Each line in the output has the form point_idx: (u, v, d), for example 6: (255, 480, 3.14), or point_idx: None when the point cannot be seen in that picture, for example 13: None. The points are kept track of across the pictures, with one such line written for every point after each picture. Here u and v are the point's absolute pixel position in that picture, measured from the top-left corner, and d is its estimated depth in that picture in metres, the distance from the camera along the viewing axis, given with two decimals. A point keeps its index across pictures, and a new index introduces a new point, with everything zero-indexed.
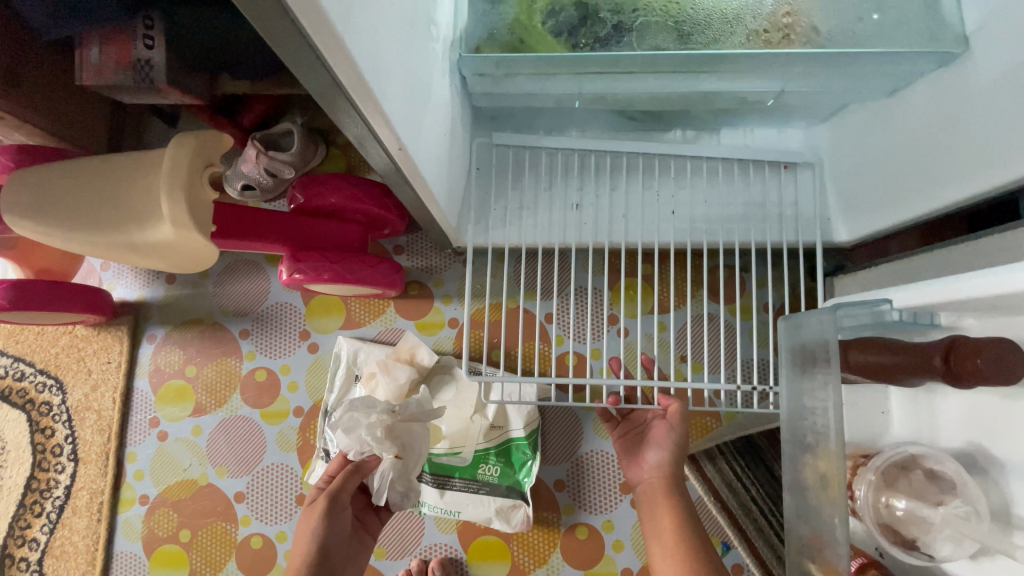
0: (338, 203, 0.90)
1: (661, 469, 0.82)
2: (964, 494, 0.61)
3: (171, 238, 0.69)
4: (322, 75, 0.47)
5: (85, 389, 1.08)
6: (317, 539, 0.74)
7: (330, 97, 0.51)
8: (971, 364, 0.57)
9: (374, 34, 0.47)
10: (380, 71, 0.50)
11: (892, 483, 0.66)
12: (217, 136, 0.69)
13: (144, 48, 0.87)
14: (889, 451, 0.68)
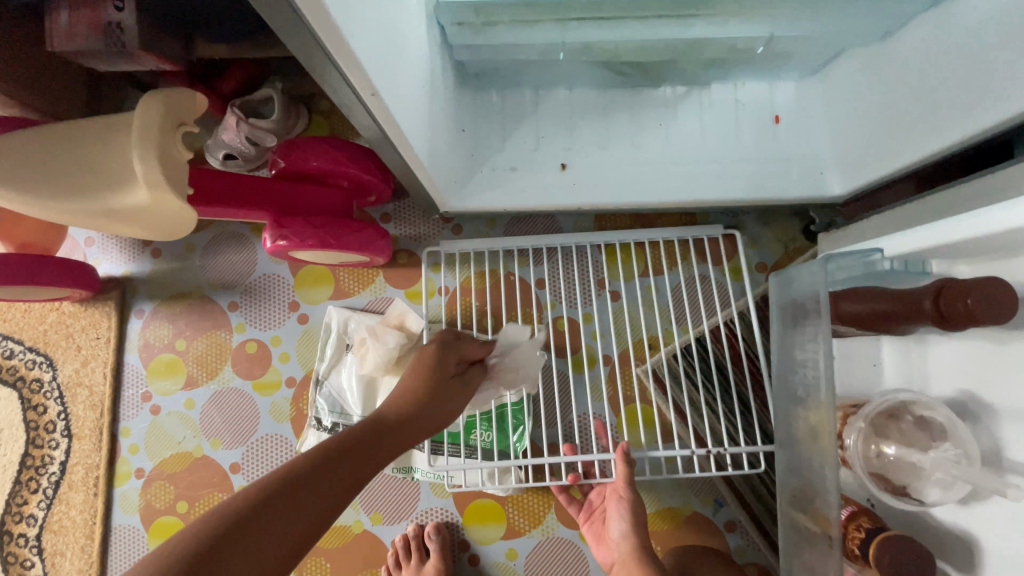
0: (321, 167, 0.88)
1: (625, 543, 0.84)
2: (954, 438, 0.61)
3: (148, 201, 0.67)
4: (291, 20, 0.45)
5: (75, 365, 1.08)
6: (353, 439, 0.65)
7: (302, 44, 0.49)
8: (961, 305, 0.55)
9: None
10: (353, 10, 0.48)
11: (883, 431, 0.66)
12: (188, 94, 0.67)
13: (114, 10, 0.83)
14: (877, 399, 0.67)
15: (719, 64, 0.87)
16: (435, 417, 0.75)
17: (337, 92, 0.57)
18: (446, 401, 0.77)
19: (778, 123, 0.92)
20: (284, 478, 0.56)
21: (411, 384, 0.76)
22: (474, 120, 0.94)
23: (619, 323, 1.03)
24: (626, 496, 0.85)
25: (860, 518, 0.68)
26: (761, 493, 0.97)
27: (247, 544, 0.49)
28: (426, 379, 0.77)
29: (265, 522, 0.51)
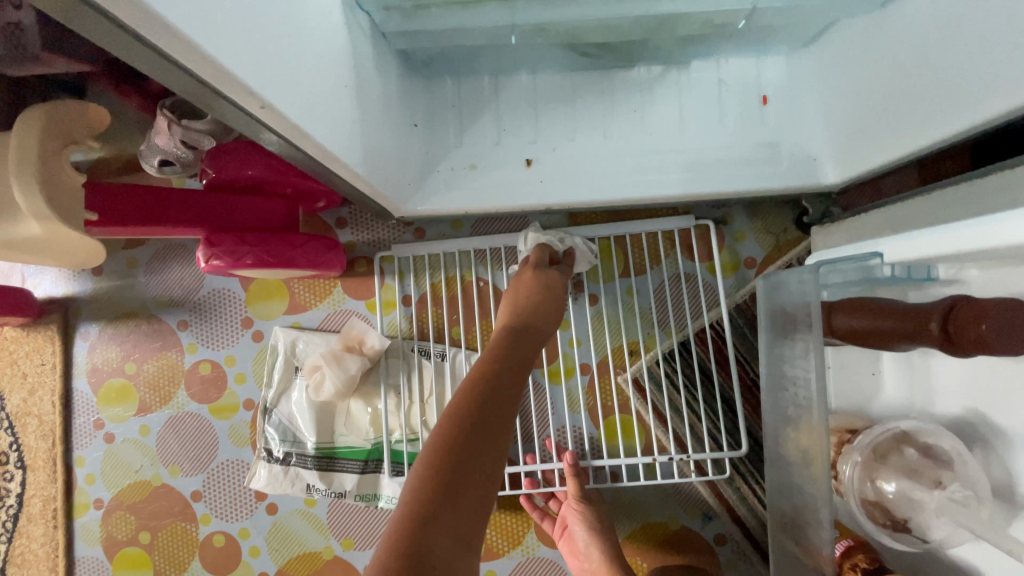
0: (258, 175, 0.79)
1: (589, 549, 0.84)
2: (962, 474, 0.54)
3: (41, 234, 0.60)
4: (140, 47, 0.36)
5: (23, 394, 1.01)
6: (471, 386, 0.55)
7: (155, 63, 0.38)
8: (974, 330, 0.47)
9: None
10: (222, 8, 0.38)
11: (883, 459, 0.59)
12: (77, 106, 0.59)
13: (11, 8, 0.72)
14: (877, 429, 0.60)
15: (697, 40, 0.77)
16: (537, 320, 0.71)
17: (228, 116, 0.47)
18: (549, 313, 0.73)
19: (767, 104, 0.82)
20: (472, 418, 0.50)
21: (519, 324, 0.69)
22: (427, 114, 0.84)
23: (598, 329, 0.95)
24: (580, 509, 0.86)
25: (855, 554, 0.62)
26: (752, 504, 0.92)
27: (470, 480, 0.45)
28: (539, 298, 0.73)
29: (464, 458, 0.47)
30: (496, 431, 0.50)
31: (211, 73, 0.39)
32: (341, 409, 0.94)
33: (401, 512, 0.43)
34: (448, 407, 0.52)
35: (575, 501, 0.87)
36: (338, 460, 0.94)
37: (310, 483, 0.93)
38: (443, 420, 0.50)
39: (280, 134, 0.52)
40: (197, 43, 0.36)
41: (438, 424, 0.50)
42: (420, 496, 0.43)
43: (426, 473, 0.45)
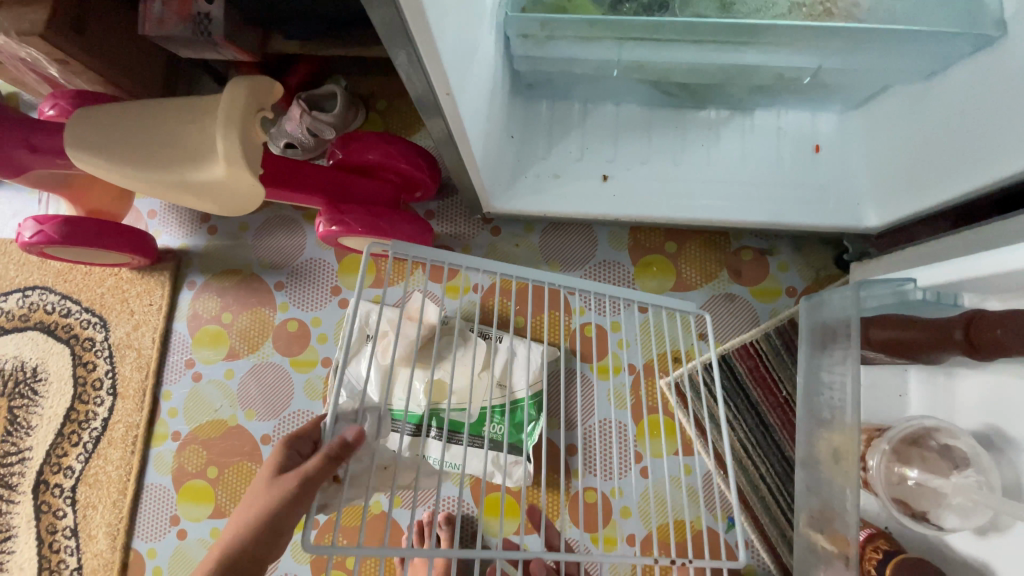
0: (375, 160, 0.93)
1: None
2: (975, 465, 0.63)
3: (223, 177, 0.74)
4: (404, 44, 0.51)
5: (127, 328, 1.14)
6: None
7: (390, 42, 0.51)
8: (992, 334, 0.60)
9: None
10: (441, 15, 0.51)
11: (906, 454, 0.67)
12: (271, 83, 0.73)
13: (204, 1, 0.91)
14: (902, 424, 0.68)
15: (765, 91, 0.91)
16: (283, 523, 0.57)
17: (415, 91, 0.60)
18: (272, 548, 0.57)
19: (818, 153, 0.94)
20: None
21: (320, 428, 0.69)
22: (525, 129, 0.98)
23: (646, 335, 1.05)
24: None
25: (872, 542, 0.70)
26: (776, 516, 0.98)
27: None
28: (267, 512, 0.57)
29: None
30: (284, 515, 0.57)
31: (428, 58, 0.53)
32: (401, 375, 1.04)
33: None
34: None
35: None
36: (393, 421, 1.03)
37: None
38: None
39: (441, 116, 0.65)
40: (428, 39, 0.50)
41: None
42: None
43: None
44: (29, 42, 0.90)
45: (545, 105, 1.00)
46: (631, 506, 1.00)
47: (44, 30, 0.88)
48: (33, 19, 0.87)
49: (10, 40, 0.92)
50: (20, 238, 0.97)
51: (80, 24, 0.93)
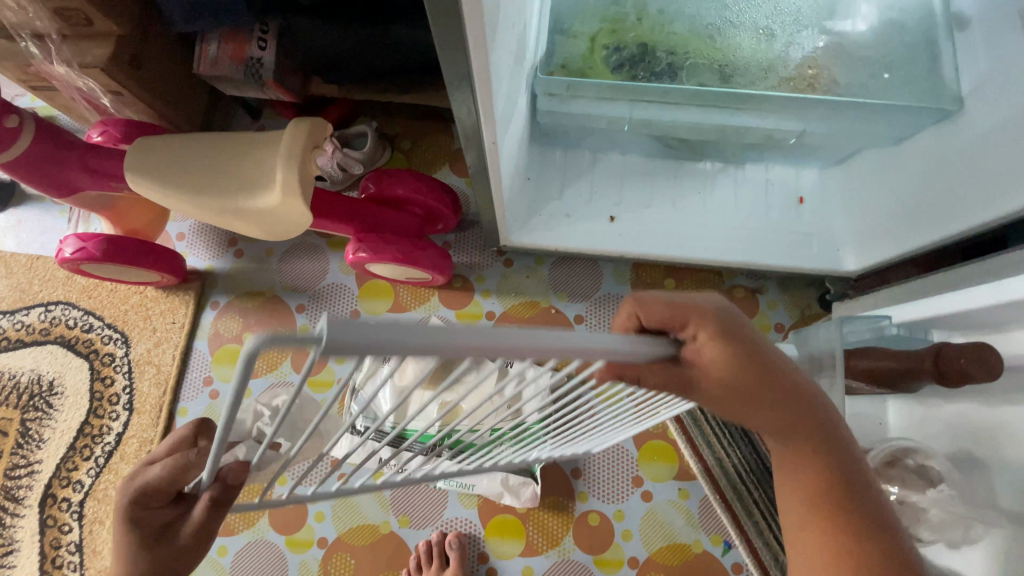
0: (404, 194, 1.04)
1: None
2: (948, 482, 0.71)
3: (275, 206, 0.82)
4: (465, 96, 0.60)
5: (148, 345, 1.18)
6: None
7: (454, 98, 0.61)
8: (957, 363, 0.70)
9: (499, 50, 0.60)
10: (497, 78, 0.61)
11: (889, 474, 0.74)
12: (327, 125, 0.82)
13: (257, 48, 1.00)
14: (883, 446, 0.75)
15: (755, 148, 1.02)
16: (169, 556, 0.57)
17: (464, 136, 0.70)
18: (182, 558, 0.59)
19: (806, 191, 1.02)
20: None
21: (164, 476, 0.54)
22: (540, 172, 1.08)
23: None
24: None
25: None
26: None
27: None
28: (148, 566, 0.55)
29: None
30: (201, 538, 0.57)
31: (485, 111, 0.62)
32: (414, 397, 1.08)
33: None
34: None
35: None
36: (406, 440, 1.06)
37: (382, 457, 1.06)
38: None
39: (483, 158, 0.74)
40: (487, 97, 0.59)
41: None
42: None
43: None
44: (92, 75, 0.98)
45: (558, 151, 1.10)
46: (632, 529, 1.04)
47: (107, 64, 0.96)
48: (97, 54, 0.96)
49: (72, 72, 0.99)
50: (61, 255, 1.03)
51: (138, 61, 1.01)
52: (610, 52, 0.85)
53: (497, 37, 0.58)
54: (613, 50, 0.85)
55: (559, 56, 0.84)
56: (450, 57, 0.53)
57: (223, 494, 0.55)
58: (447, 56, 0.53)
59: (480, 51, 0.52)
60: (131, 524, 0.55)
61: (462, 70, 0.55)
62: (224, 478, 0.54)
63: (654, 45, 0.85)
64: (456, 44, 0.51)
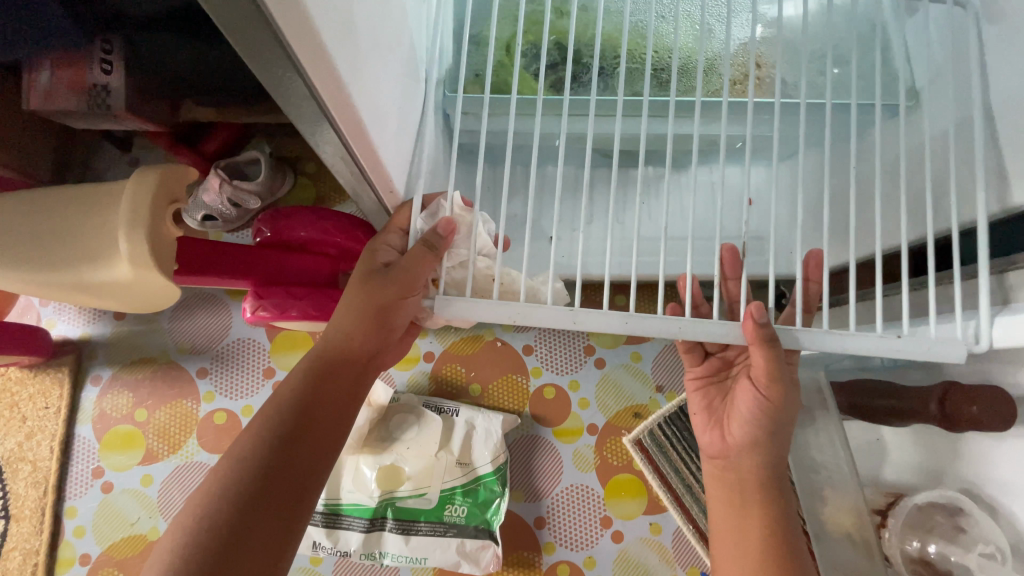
0: (308, 237, 0.88)
1: (745, 434, 0.65)
2: (985, 538, 0.63)
3: (128, 278, 0.65)
4: (314, 113, 0.46)
5: (19, 438, 0.98)
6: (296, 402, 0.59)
7: (299, 120, 0.48)
8: (967, 410, 0.61)
9: (360, 68, 0.46)
10: (364, 98, 0.47)
11: (918, 525, 0.70)
12: (182, 170, 0.66)
13: (101, 73, 0.78)
14: (911, 496, 0.71)
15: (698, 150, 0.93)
16: (355, 337, 0.62)
17: (333, 162, 0.56)
18: (354, 372, 0.63)
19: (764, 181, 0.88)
20: (350, 369, 0.63)
21: (426, 258, 0.57)
22: None
23: (606, 393, 1.03)
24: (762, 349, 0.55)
25: (731, 350, 0.75)
26: None
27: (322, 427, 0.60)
28: (360, 324, 0.61)
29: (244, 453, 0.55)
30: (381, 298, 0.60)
31: (350, 133, 0.48)
32: (348, 466, 0.94)
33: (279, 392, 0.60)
34: (271, 417, 0.58)
35: (757, 345, 0.55)
36: (343, 517, 0.92)
37: (316, 540, 0.91)
38: (336, 410, 0.61)
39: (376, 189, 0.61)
40: (355, 108, 0.46)
41: (279, 395, 0.60)
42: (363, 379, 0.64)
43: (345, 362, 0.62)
44: None
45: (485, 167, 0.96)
46: None
47: None
48: None
49: None
50: None
51: None
52: (530, 58, 0.71)
53: (352, 48, 0.44)
54: (532, 56, 0.71)
55: (468, 68, 0.70)
56: (274, 63, 0.40)
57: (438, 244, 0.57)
58: (268, 69, 0.40)
59: (321, 59, 0.39)
60: (377, 291, 0.60)
61: (296, 84, 0.42)
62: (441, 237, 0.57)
63: (581, 48, 0.72)
64: (276, 54, 0.39)
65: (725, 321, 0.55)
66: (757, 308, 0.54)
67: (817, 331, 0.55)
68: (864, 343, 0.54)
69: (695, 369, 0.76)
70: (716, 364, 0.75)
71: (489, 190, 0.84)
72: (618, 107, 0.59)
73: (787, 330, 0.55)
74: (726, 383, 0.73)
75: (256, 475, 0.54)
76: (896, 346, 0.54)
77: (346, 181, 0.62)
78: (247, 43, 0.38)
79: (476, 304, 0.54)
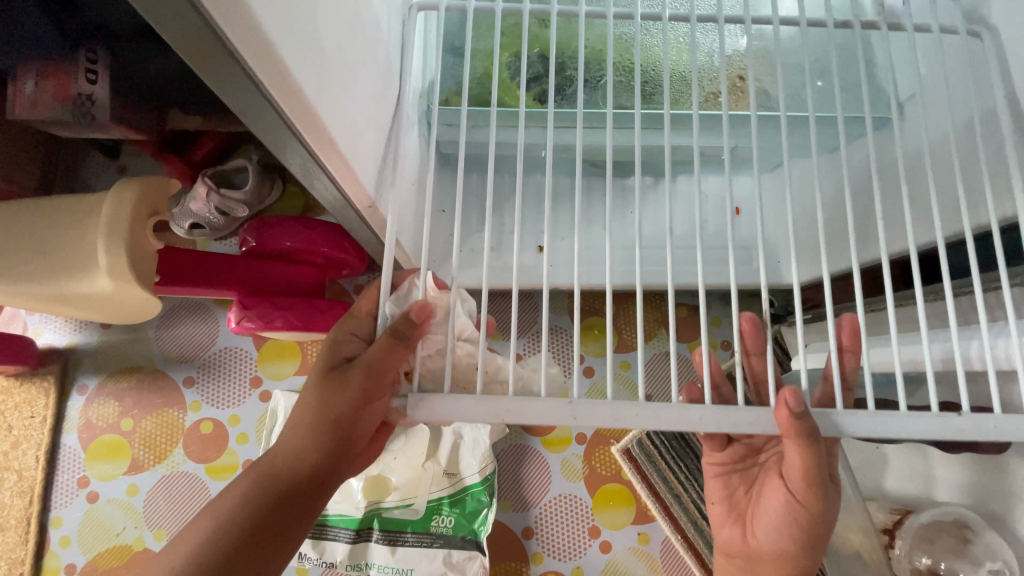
0: (294, 246, 0.86)
1: (777, 545, 0.57)
2: (994, 554, 0.61)
3: (108, 291, 0.65)
4: (278, 125, 0.45)
5: (4, 448, 0.97)
6: (231, 529, 0.51)
7: (264, 134, 0.47)
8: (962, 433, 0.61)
9: (325, 81, 0.45)
10: (331, 108, 0.47)
11: (927, 539, 0.69)
12: (163, 182, 0.66)
13: (85, 82, 0.77)
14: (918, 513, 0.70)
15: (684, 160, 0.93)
16: (305, 449, 0.53)
17: (308, 177, 0.56)
18: (301, 494, 0.53)
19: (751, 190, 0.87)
20: (299, 491, 0.53)
21: (392, 350, 0.48)
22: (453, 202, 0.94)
23: (595, 403, 1.02)
24: (800, 446, 0.47)
25: (756, 436, 0.67)
26: None
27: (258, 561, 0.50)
28: (312, 434, 0.52)
29: None
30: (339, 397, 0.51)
31: (318, 147, 0.48)
32: None
33: (216, 512, 0.52)
34: (200, 544, 0.50)
35: (792, 440, 0.47)
36: (329, 527, 0.92)
37: (301, 551, 0.90)
38: (278, 541, 0.52)
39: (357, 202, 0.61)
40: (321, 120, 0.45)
41: (217, 514, 0.52)
42: (314, 503, 0.55)
43: (294, 481, 0.53)
44: None
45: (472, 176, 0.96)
46: None
47: None
48: None
49: None
50: None
51: None
52: (513, 70, 0.72)
53: (316, 63, 0.44)
54: (515, 68, 0.71)
55: (451, 82, 0.70)
56: (228, 77, 0.39)
57: (408, 330, 0.48)
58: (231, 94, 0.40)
59: (278, 73, 0.39)
60: (336, 390, 0.51)
61: (254, 96, 0.42)
62: (413, 321, 0.48)
63: (564, 60, 0.71)
64: (230, 68, 0.38)
65: (754, 410, 0.46)
66: (793, 397, 0.45)
67: (861, 414, 0.46)
68: (913, 429, 0.44)
69: (716, 454, 0.69)
70: (741, 450, 0.67)
71: (474, 201, 0.84)
72: (606, 122, 0.51)
73: (825, 413, 0.46)
74: (755, 475, 0.65)
75: None
76: (950, 428, 0.44)
77: (327, 199, 0.62)
78: (199, 54, 0.38)
79: (461, 402, 0.45)
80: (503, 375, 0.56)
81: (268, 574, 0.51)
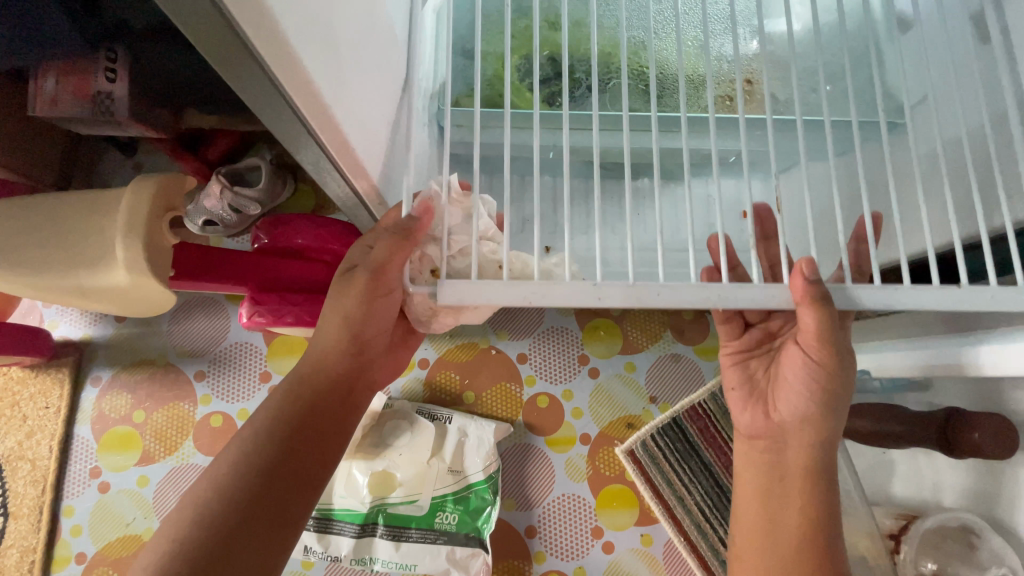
0: (305, 244, 0.89)
1: (797, 414, 0.60)
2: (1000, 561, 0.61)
3: (125, 284, 0.67)
4: (292, 124, 0.47)
5: (19, 437, 0.99)
6: (279, 425, 0.59)
7: (277, 130, 0.48)
8: (971, 437, 0.61)
9: (340, 80, 0.47)
10: (345, 108, 0.48)
11: (934, 545, 0.68)
12: (180, 179, 0.68)
13: (106, 81, 0.79)
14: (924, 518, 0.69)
15: None
16: (332, 351, 0.62)
17: (319, 173, 0.57)
18: (337, 389, 0.63)
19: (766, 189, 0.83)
20: (333, 389, 0.62)
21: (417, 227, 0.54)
22: None
23: (600, 403, 1.03)
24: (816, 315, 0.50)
25: (772, 321, 0.69)
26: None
27: (307, 450, 0.59)
28: (336, 336, 0.62)
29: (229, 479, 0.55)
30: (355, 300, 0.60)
31: (332, 143, 0.49)
32: (341, 471, 0.95)
33: (262, 415, 0.59)
34: (254, 441, 0.58)
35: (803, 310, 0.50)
36: (334, 521, 0.93)
37: (307, 544, 0.91)
38: (322, 432, 0.61)
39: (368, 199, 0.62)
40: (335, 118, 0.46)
41: (261, 417, 0.60)
42: (348, 401, 0.64)
43: (327, 382, 0.62)
44: None
45: None
46: None
47: None
48: None
49: None
50: None
51: None
52: (523, 72, 0.72)
53: (331, 64, 0.45)
54: (525, 70, 0.72)
55: (462, 82, 0.71)
56: (248, 78, 0.41)
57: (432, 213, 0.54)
58: (246, 88, 0.42)
59: (297, 72, 0.41)
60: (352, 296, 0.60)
61: (273, 96, 0.43)
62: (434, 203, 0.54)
63: (574, 63, 0.72)
64: (252, 70, 0.40)
65: (774, 284, 0.49)
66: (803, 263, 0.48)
67: (875, 288, 0.48)
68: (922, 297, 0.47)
69: (733, 342, 0.70)
70: (757, 335, 0.69)
71: None
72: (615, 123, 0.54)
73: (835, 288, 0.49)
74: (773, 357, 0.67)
75: (240, 507, 0.53)
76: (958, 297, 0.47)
77: (337, 195, 0.63)
78: (223, 60, 0.39)
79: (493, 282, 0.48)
80: (527, 271, 0.60)
81: (321, 462, 0.60)
